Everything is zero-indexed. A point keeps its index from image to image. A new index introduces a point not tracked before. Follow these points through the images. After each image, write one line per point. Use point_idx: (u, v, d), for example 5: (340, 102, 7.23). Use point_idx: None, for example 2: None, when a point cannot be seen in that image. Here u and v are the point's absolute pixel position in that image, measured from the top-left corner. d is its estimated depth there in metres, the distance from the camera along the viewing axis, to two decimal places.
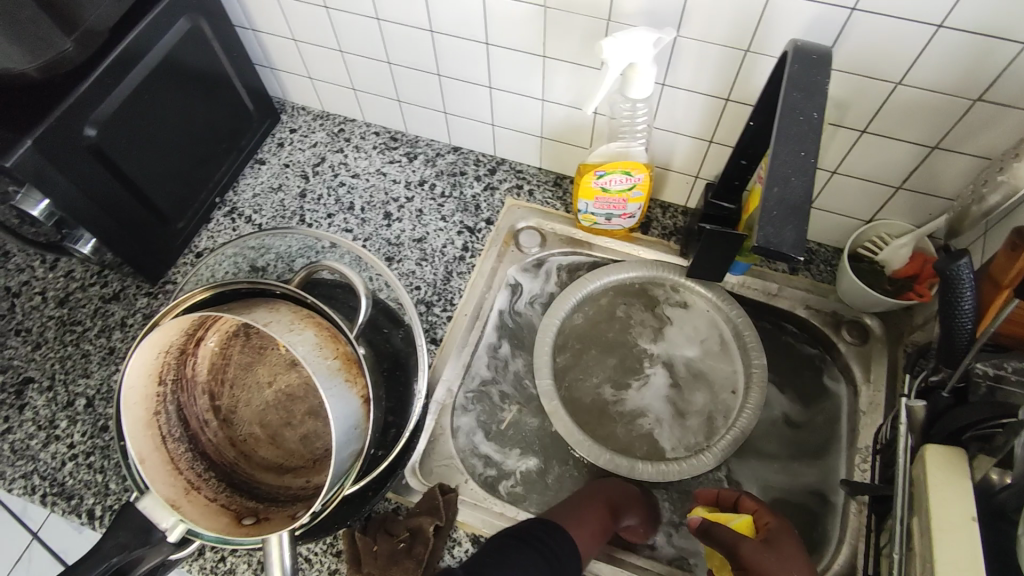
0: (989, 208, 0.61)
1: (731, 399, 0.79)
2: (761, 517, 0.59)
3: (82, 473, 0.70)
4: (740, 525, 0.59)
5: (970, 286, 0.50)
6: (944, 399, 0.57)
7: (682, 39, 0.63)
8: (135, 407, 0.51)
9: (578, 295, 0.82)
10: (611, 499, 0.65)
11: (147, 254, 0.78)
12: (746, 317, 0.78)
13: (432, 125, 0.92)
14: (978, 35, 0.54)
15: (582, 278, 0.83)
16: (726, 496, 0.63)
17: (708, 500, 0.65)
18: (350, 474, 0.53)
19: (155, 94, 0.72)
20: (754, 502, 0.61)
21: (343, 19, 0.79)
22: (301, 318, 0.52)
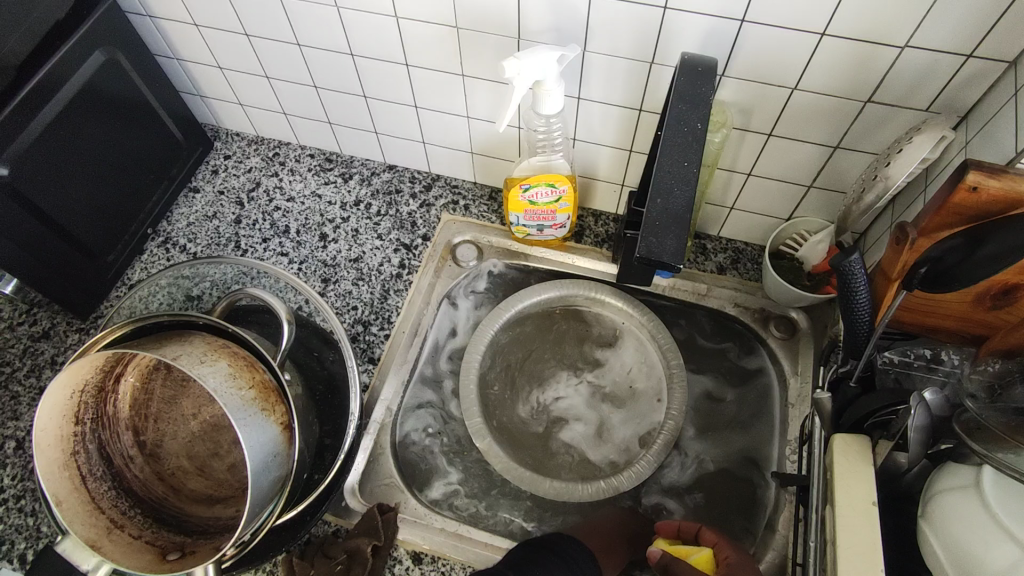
0: (867, 206, 0.62)
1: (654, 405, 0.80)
2: (722, 551, 0.59)
3: (13, 518, 0.69)
4: (699, 560, 0.58)
5: (863, 281, 0.52)
6: (852, 389, 0.58)
7: (589, 54, 0.65)
8: (49, 448, 0.51)
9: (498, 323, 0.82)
10: (626, 531, 0.68)
11: (75, 291, 0.77)
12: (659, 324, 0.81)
13: (365, 145, 0.93)
14: (859, 41, 0.56)
15: (499, 304, 0.83)
16: (686, 529, 0.63)
17: (669, 533, 0.64)
18: (280, 497, 0.54)
19: (71, 129, 0.71)
20: (714, 536, 0.60)
21: (264, 45, 0.80)
22: (215, 349, 0.52)
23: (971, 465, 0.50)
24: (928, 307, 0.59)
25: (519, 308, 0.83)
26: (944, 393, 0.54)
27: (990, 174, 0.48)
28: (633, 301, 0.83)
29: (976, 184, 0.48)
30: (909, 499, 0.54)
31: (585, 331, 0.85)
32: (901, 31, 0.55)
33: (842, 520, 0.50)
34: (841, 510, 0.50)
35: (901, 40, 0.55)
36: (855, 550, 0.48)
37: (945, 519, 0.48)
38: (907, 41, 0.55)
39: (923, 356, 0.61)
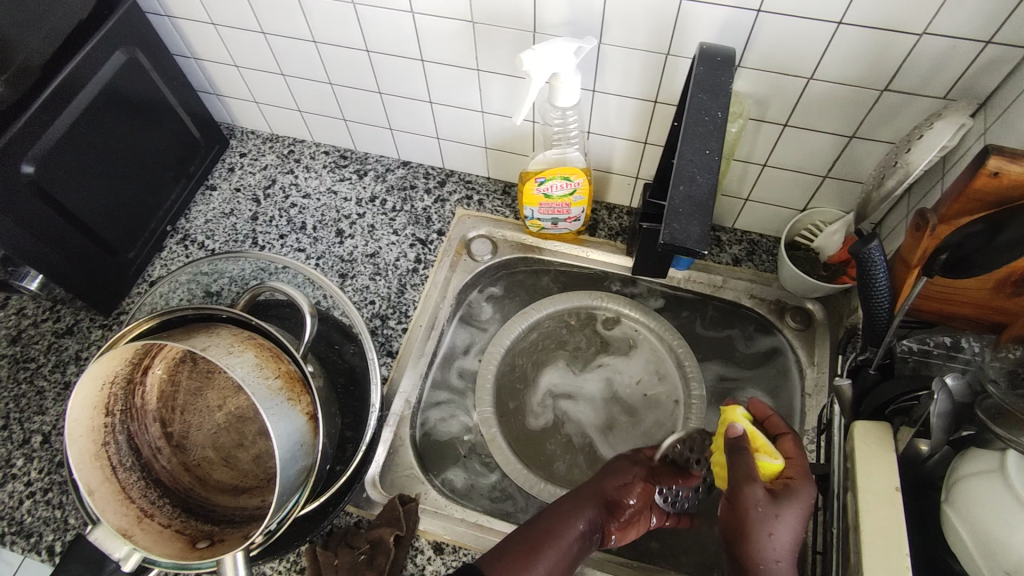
0: (888, 192, 0.62)
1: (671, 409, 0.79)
2: (791, 470, 0.52)
3: (41, 510, 0.70)
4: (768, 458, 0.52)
5: (883, 267, 0.53)
6: (870, 377, 0.58)
7: (605, 47, 0.66)
8: (81, 439, 0.52)
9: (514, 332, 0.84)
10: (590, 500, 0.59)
11: (98, 287, 0.78)
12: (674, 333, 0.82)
13: (380, 141, 0.94)
14: (877, 30, 0.56)
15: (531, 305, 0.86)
16: (772, 422, 0.57)
17: (757, 412, 0.59)
18: (304, 487, 0.54)
19: (93, 127, 0.72)
20: (795, 446, 0.54)
21: (280, 43, 0.81)
22: (241, 341, 0.53)
23: (995, 450, 0.49)
24: (949, 294, 0.59)
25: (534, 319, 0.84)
26: (967, 379, 0.54)
27: (1012, 159, 0.48)
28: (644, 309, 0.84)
29: (997, 170, 0.48)
30: (931, 485, 0.54)
31: (604, 331, 0.84)
32: (919, 18, 0.55)
33: (864, 505, 0.50)
34: (863, 495, 0.51)
35: (919, 28, 0.56)
36: (878, 535, 0.49)
37: (971, 506, 0.48)
38: (924, 29, 0.55)
39: (943, 343, 0.60)
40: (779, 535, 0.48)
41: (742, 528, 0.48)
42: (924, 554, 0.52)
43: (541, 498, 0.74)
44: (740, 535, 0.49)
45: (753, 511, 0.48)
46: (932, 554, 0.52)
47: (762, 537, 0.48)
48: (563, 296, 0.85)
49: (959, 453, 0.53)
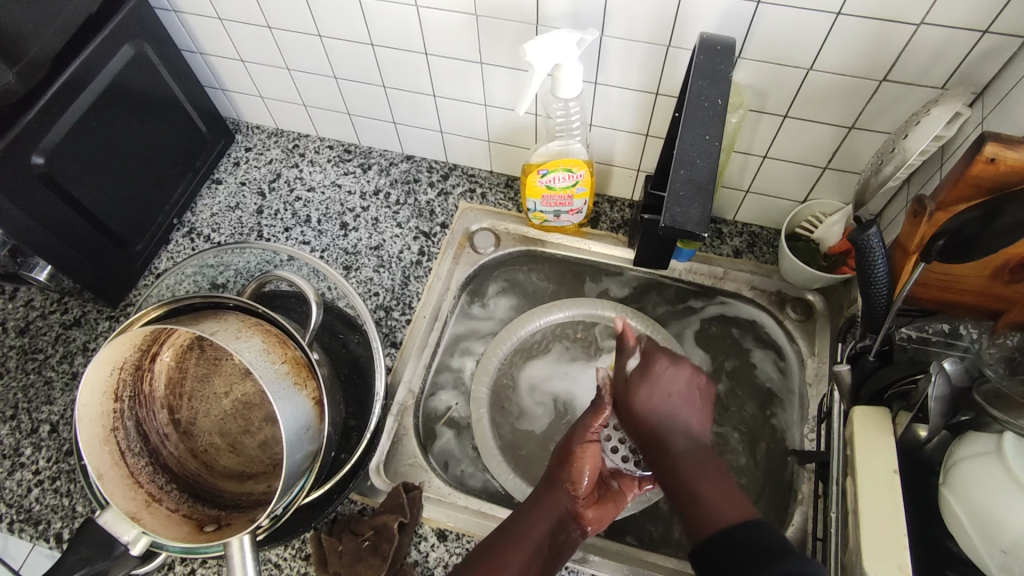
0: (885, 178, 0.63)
1: None
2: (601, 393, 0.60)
3: (49, 498, 0.71)
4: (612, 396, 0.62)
5: (881, 254, 0.53)
6: (870, 363, 0.59)
7: (606, 39, 0.67)
8: (91, 423, 0.53)
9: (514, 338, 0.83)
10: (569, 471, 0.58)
11: (106, 279, 0.79)
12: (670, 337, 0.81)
13: (383, 135, 0.94)
14: (875, 20, 0.57)
15: (555, 301, 0.86)
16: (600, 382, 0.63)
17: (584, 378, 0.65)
18: (310, 472, 0.55)
19: (102, 121, 0.73)
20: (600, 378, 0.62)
21: (286, 37, 0.81)
22: (249, 327, 0.54)
23: (992, 432, 0.50)
24: (947, 282, 0.59)
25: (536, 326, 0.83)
26: (965, 364, 0.54)
27: (1009, 146, 0.48)
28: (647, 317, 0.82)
29: (995, 156, 0.49)
30: (929, 470, 0.55)
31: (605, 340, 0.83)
32: (917, 8, 0.55)
33: (864, 488, 0.51)
34: (862, 478, 0.51)
35: (917, 18, 0.56)
36: (877, 517, 0.49)
37: (968, 487, 0.49)
38: (922, 19, 0.56)
39: (941, 331, 0.60)
40: (670, 408, 0.50)
41: (642, 418, 0.51)
42: (923, 537, 0.53)
43: None
44: (640, 422, 0.51)
45: (640, 383, 0.52)
46: (931, 536, 0.52)
47: (656, 416, 0.50)
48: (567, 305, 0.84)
49: (956, 438, 0.53)
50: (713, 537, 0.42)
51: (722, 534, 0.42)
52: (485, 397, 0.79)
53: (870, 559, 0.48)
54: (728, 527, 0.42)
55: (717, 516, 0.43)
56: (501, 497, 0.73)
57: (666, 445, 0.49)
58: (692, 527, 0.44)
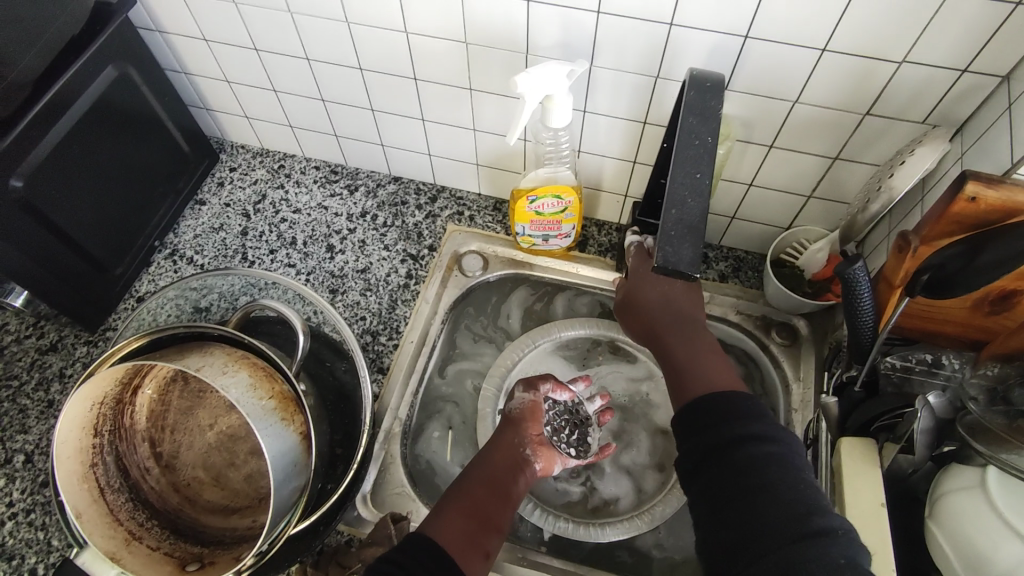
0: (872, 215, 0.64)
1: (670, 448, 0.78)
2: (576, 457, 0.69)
3: (23, 531, 0.68)
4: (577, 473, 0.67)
5: (866, 289, 0.54)
6: (857, 394, 0.60)
7: (596, 69, 0.67)
8: (68, 461, 0.51)
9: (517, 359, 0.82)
10: (505, 463, 0.62)
11: (84, 304, 0.77)
12: None
13: (371, 157, 0.94)
14: (860, 57, 0.58)
15: (556, 321, 0.85)
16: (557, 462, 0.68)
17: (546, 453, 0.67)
18: (295, 509, 0.54)
19: (83, 144, 0.72)
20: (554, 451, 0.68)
21: (273, 60, 0.81)
22: (235, 360, 0.53)
23: (976, 465, 0.51)
24: (931, 313, 0.60)
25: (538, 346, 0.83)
26: (947, 396, 0.55)
27: (989, 185, 0.50)
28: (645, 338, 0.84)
29: (975, 194, 0.50)
30: (915, 500, 0.56)
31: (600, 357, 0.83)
32: (900, 46, 0.57)
33: (851, 520, 0.51)
34: (849, 511, 0.52)
35: (900, 56, 0.57)
36: (867, 552, 0.49)
37: (956, 521, 0.50)
38: (905, 57, 0.57)
39: (924, 360, 0.61)
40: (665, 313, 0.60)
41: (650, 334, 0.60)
42: (910, 569, 0.53)
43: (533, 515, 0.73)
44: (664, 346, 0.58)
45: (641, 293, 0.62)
46: (918, 569, 0.53)
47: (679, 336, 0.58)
48: (564, 324, 0.84)
49: (939, 469, 0.54)
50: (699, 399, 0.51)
51: (713, 398, 0.50)
52: (479, 417, 0.78)
53: None
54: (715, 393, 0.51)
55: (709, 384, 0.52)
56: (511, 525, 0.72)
57: (657, 325, 0.59)
58: (680, 398, 0.53)
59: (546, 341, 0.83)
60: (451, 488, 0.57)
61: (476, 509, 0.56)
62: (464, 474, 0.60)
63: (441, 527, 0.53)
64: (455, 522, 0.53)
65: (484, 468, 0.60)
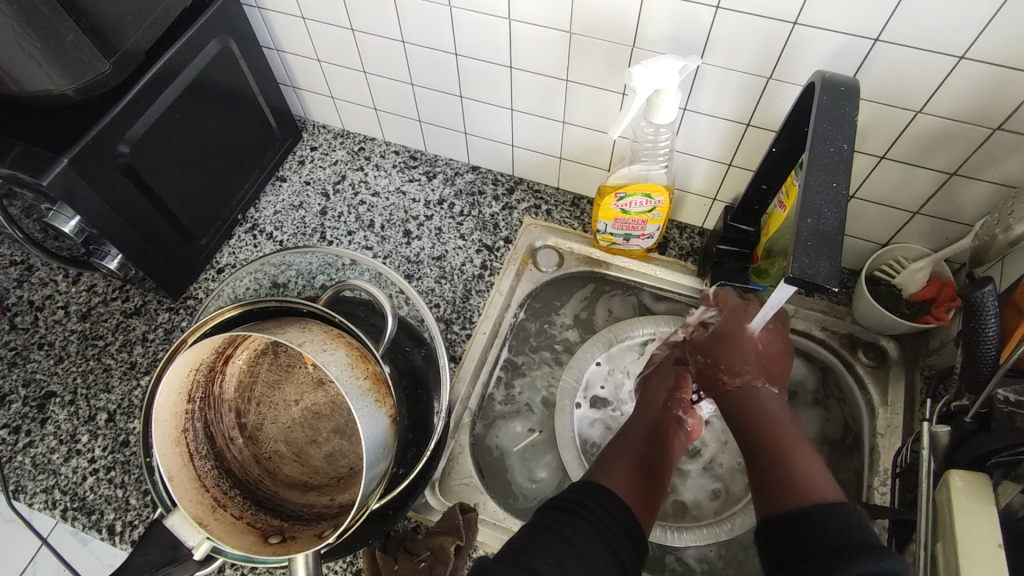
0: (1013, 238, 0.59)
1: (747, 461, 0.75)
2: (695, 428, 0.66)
3: (103, 487, 0.70)
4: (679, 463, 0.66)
5: (994, 314, 0.51)
6: (967, 425, 0.56)
7: (705, 66, 0.65)
8: (165, 424, 0.52)
9: (597, 351, 0.82)
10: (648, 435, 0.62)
11: (170, 271, 0.79)
12: None
13: (452, 144, 0.93)
14: (1000, 67, 0.54)
15: (638, 317, 0.84)
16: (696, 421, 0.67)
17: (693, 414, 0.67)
18: (375, 493, 0.53)
19: (183, 113, 0.73)
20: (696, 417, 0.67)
21: (368, 41, 0.81)
22: (332, 339, 0.52)
23: None
24: None
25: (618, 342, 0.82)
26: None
27: None
28: None
29: None
30: None
31: None
32: None
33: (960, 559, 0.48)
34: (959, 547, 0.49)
35: None
36: None
37: None
38: None
39: None
40: (765, 398, 0.59)
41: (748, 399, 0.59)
42: None
43: None
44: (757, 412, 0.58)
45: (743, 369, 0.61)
46: None
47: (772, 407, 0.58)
48: (645, 322, 0.83)
49: None
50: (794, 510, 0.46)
51: (819, 513, 0.45)
52: (558, 409, 0.79)
53: None
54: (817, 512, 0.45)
55: (814, 492, 0.47)
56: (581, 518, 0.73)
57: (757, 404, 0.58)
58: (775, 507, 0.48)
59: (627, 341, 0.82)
60: (605, 450, 0.60)
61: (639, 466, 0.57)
62: (612, 446, 0.61)
63: (608, 477, 0.54)
64: (623, 476, 0.54)
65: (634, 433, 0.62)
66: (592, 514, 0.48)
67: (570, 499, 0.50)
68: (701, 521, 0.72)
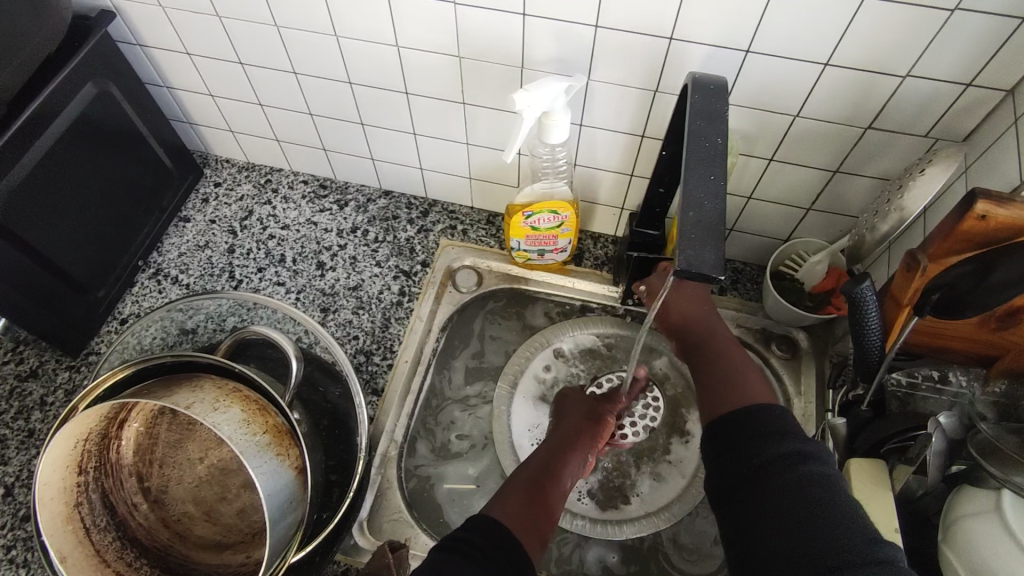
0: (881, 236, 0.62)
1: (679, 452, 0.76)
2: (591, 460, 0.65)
3: (5, 570, 0.66)
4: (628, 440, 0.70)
5: (874, 307, 0.53)
6: (864, 413, 0.59)
7: (594, 83, 0.66)
8: (51, 503, 0.49)
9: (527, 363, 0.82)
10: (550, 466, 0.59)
11: (63, 327, 0.74)
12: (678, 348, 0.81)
13: (361, 171, 0.92)
14: (861, 71, 0.57)
15: (567, 322, 0.84)
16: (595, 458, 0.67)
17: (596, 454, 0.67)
18: (292, 545, 0.51)
19: (60, 162, 0.69)
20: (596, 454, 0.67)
21: (259, 73, 0.79)
22: (226, 394, 0.51)
23: (989, 487, 0.51)
24: (936, 330, 0.60)
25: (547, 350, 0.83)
26: (956, 414, 0.55)
27: (999, 203, 0.49)
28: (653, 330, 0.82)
29: (985, 213, 0.49)
30: (927, 522, 0.55)
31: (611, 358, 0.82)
32: (903, 61, 0.56)
33: None
34: None
35: (902, 70, 0.56)
36: None
37: (973, 547, 0.49)
38: (908, 72, 0.56)
39: (931, 376, 0.61)
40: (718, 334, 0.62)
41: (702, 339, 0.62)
42: None
43: None
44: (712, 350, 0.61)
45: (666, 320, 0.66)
46: None
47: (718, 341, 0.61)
48: (566, 326, 0.84)
49: (951, 490, 0.53)
50: (734, 411, 0.51)
51: (760, 414, 0.50)
52: (495, 415, 0.79)
53: None
54: (752, 406, 0.51)
55: (746, 397, 0.53)
56: None
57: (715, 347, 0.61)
58: (714, 413, 0.53)
59: (542, 356, 0.82)
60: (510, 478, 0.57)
61: (542, 499, 0.55)
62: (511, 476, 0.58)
63: (507, 502, 0.52)
64: (524, 509, 0.52)
65: (545, 459, 0.60)
66: (476, 547, 0.47)
67: (459, 536, 0.48)
68: (640, 511, 0.73)
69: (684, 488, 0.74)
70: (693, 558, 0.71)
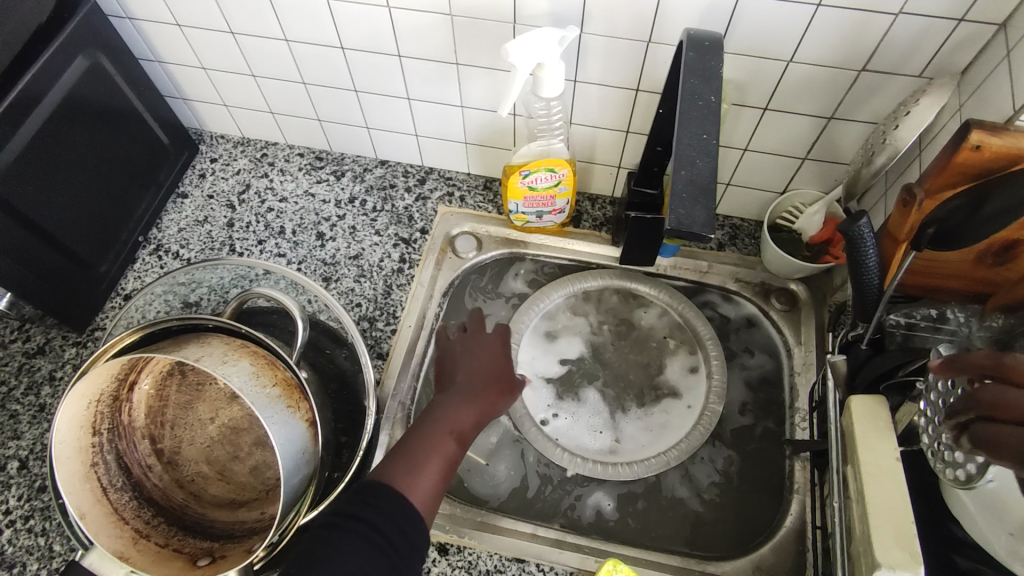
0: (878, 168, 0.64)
1: (681, 403, 0.77)
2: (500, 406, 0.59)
3: (23, 538, 0.67)
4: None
5: (872, 244, 0.53)
6: (863, 351, 0.60)
7: (587, 36, 0.66)
8: (69, 461, 0.50)
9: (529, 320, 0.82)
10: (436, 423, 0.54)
11: (66, 301, 0.75)
12: (680, 301, 0.82)
13: (356, 140, 0.92)
14: (854, 11, 0.57)
15: (566, 278, 0.84)
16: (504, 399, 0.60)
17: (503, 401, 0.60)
18: (304, 497, 0.53)
19: (55, 137, 0.69)
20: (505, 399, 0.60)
21: (251, 43, 0.78)
22: (235, 349, 0.52)
23: None
24: (931, 267, 0.61)
25: (549, 307, 0.83)
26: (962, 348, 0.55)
27: (993, 133, 0.50)
28: (654, 284, 0.84)
29: (979, 143, 0.50)
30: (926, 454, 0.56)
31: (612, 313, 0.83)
32: None
33: (866, 474, 0.51)
34: (864, 467, 0.52)
35: (895, 8, 0.57)
36: (885, 506, 0.49)
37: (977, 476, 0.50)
38: (900, 10, 0.57)
39: (928, 315, 0.61)
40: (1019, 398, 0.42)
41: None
42: (926, 520, 0.54)
43: (543, 491, 0.73)
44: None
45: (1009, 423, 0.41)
46: (932, 521, 0.54)
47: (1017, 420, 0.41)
48: (564, 286, 0.84)
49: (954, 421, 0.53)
50: None
51: None
52: None
53: (881, 546, 0.48)
54: None
55: None
56: (534, 491, 0.73)
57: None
58: None
59: (539, 316, 0.82)
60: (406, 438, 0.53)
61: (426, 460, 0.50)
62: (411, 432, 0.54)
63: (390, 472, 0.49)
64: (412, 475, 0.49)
65: (446, 414, 0.55)
66: (375, 527, 0.45)
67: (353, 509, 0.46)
68: (648, 452, 0.74)
69: (688, 437, 0.75)
70: (698, 505, 0.72)
